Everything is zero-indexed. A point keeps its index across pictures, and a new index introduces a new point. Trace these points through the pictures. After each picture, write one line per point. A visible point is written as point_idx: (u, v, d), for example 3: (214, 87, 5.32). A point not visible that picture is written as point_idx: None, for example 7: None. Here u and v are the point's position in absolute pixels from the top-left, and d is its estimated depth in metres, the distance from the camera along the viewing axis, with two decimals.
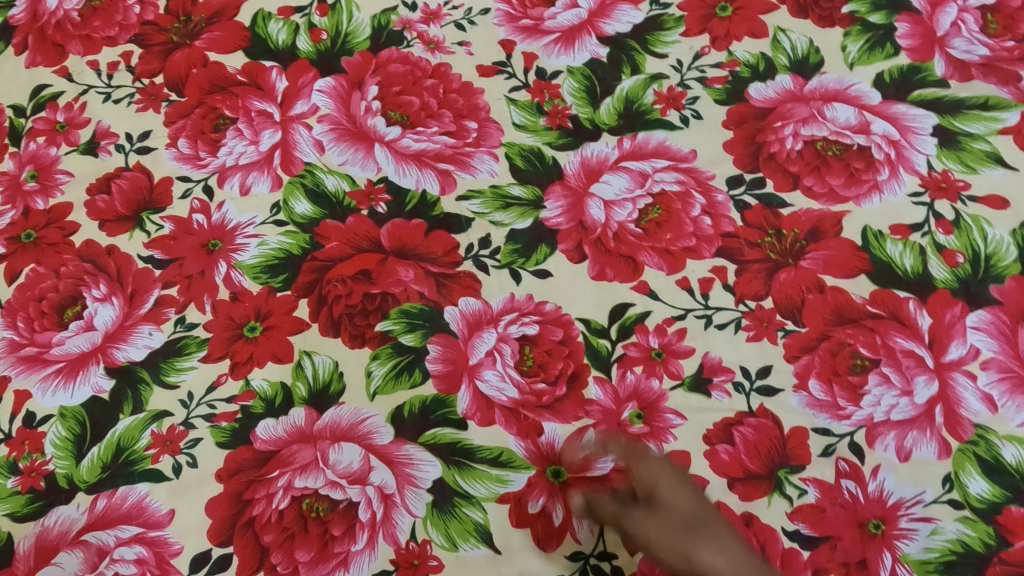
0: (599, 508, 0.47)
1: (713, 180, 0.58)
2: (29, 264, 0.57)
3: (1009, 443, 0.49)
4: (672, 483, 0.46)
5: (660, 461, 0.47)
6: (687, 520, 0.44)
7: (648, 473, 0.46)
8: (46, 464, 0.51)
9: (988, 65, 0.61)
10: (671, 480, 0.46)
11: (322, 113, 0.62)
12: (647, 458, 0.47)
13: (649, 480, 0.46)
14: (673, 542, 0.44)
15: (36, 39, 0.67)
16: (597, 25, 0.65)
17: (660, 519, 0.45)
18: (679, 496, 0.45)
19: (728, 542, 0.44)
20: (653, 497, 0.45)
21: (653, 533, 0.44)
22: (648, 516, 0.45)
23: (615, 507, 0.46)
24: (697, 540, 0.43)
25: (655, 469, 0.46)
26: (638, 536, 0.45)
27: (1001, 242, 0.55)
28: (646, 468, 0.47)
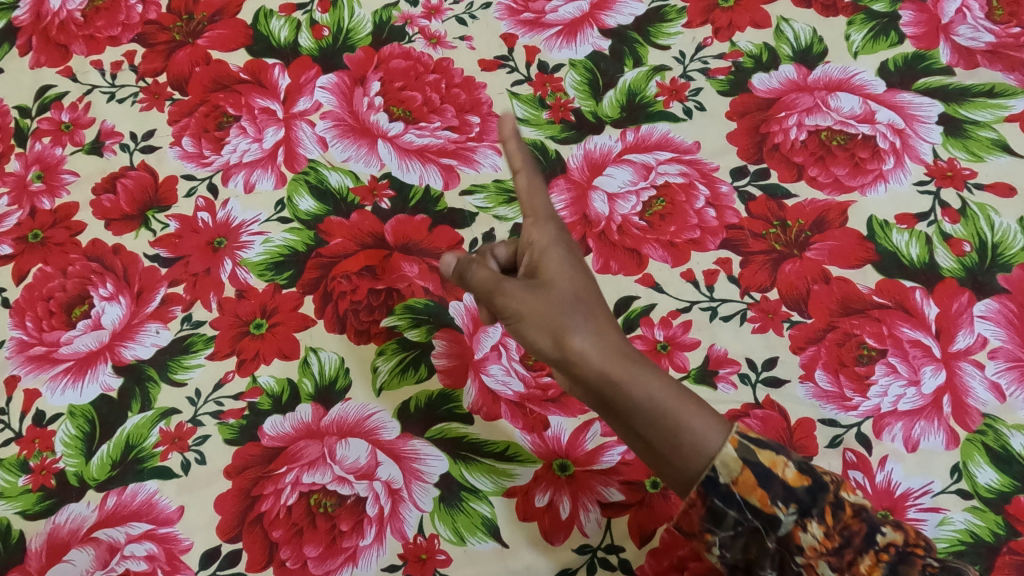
0: (476, 277, 0.42)
1: (717, 171, 0.58)
2: (37, 264, 0.58)
3: (1017, 433, 0.48)
4: (560, 256, 0.39)
5: (556, 228, 0.41)
6: (568, 299, 0.38)
7: (536, 246, 0.40)
8: (56, 462, 0.51)
9: (994, 53, 0.61)
10: (561, 252, 0.40)
11: (325, 109, 0.62)
12: (541, 191, 0.41)
13: (537, 251, 0.40)
14: (546, 318, 0.37)
15: (40, 40, 0.67)
16: (598, 17, 0.65)
17: (541, 298, 0.38)
18: (567, 271, 0.39)
19: (610, 333, 0.37)
20: (536, 273, 0.40)
21: (527, 306, 0.38)
22: (526, 289, 0.39)
23: (491, 277, 0.41)
24: (570, 314, 0.37)
25: (541, 195, 0.41)
26: (511, 311, 0.39)
27: (1008, 231, 0.54)
28: (536, 215, 0.41)
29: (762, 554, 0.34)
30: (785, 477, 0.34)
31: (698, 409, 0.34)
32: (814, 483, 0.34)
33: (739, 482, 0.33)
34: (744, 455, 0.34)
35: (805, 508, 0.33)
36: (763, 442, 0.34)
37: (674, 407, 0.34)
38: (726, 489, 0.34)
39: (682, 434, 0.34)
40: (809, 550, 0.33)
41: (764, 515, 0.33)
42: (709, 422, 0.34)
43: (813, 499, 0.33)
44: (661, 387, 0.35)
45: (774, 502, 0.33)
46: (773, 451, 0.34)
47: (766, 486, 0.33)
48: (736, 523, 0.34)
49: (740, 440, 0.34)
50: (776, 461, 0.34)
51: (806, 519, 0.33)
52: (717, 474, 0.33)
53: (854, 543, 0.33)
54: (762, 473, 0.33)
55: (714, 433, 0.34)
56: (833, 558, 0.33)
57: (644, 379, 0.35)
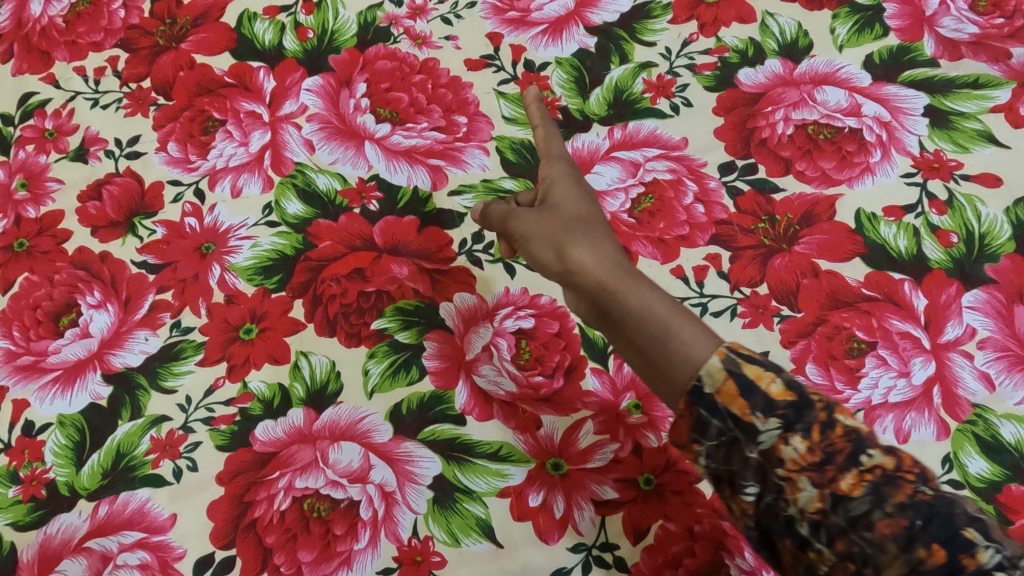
0: (495, 212, 0.51)
1: (705, 167, 0.58)
2: (23, 273, 0.57)
3: (1007, 422, 0.49)
4: (568, 186, 0.47)
5: (566, 165, 0.49)
6: (569, 220, 0.43)
7: (546, 179, 0.48)
8: (46, 472, 0.51)
9: (978, 44, 0.61)
10: (570, 188, 0.47)
11: (311, 112, 0.62)
12: (556, 145, 0.51)
13: (549, 182, 0.48)
14: (550, 234, 0.43)
15: (21, 47, 0.66)
16: (584, 15, 0.64)
17: (546, 218, 0.44)
18: (570, 200, 0.45)
19: (610, 247, 0.40)
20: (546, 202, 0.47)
21: (534, 225, 0.44)
22: (536, 214, 0.45)
23: (510, 209, 0.49)
24: (571, 231, 0.42)
25: (555, 141, 0.51)
26: (521, 233, 0.45)
27: (995, 221, 0.54)
28: (550, 155, 0.50)
29: (744, 466, 0.31)
30: (768, 391, 0.30)
31: (692, 323, 0.33)
32: (800, 400, 0.30)
33: (722, 392, 0.31)
34: (728, 365, 0.31)
35: (789, 422, 0.30)
36: (753, 355, 0.31)
37: (664, 314, 0.34)
38: (710, 399, 0.31)
39: (671, 339, 0.33)
40: (789, 465, 0.30)
41: (744, 424, 0.30)
42: (701, 335, 0.33)
43: (799, 415, 0.30)
44: (654, 298, 0.35)
45: (754, 412, 0.30)
46: (760, 365, 0.31)
47: (747, 396, 0.30)
48: (718, 434, 0.31)
49: (726, 352, 0.31)
50: (761, 375, 0.31)
51: (789, 433, 0.30)
52: (702, 383, 0.31)
53: (838, 462, 0.29)
54: (744, 383, 0.31)
55: (702, 343, 0.32)
56: (815, 474, 0.29)
57: (637, 290, 0.35)
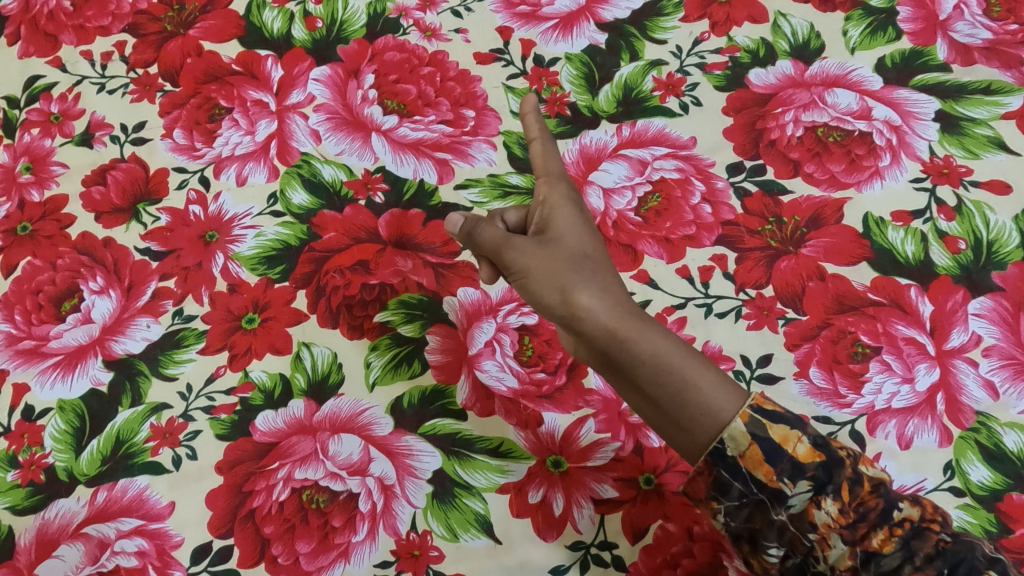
0: (483, 235, 0.44)
1: (713, 167, 0.58)
2: (26, 257, 0.57)
3: (1010, 430, 0.48)
4: (568, 221, 0.43)
5: (567, 190, 0.45)
6: (572, 256, 0.40)
7: (546, 202, 0.44)
8: (45, 457, 0.51)
9: (991, 49, 0.60)
10: (569, 215, 0.43)
11: (319, 102, 0.61)
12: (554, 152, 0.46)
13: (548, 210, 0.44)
14: (552, 273, 0.40)
15: (29, 29, 0.66)
16: (595, 10, 0.64)
17: (549, 251, 0.41)
18: (575, 232, 0.42)
19: (615, 289, 0.39)
20: (546, 229, 0.43)
21: (534, 259, 0.41)
22: (535, 244, 0.42)
23: (498, 235, 0.43)
24: (576, 265, 0.40)
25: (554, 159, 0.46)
26: (517, 262, 0.42)
27: (1004, 228, 0.54)
28: (549, 175, 0.45)
29: (768, 526, 0.34)
30: (795, 454, 0.33)
31: (709, 374, 0.35)
32: (828, 460, 0.33)
33: (746, 456, 0.33)
34: (754, 430, 0.33)
35: (820, 485, 0.33)
36: (777, 416, 0.34)
37: (684, 366, 0.35)
38: (733, 461, 0.34)
39: (689, 391, 0.35)
40: (822, 527, 0.32)
41: (770, 490, 0.33)
42: (726, 392, 0.35)
43: (828, 476, 0.33)
44: (669, 344, 0.36)
45: (781, 478, 0.33)
46: (786, 427, 0.33)
47: (774, 462, 0.33)
48: (740, 495, 0.34)
49: (751, 415, 0.33)
50: (788, 437, 0.33)
51: (820, 496, 0.33)
52: (725, 446, 0.34)
53: (870, 518, 0.32)
54: (772, 448, 0.33)
55: (729, 401, 0.34)
56: (847, 533, 0.32)
57: (651, 336, 0.36)
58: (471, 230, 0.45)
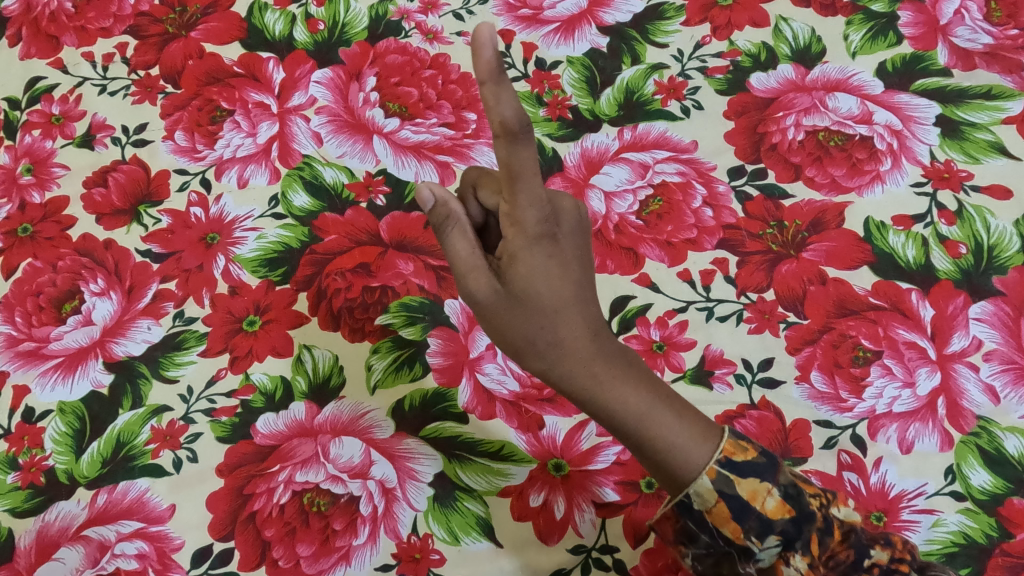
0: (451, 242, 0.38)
1: (715, 171, 0.58)
2: (27, 258, 0.57)
3: (1011, 435, 0.48)
4: (535, 258, 0.35)
5: (538, 216, 0.34)
6: (536, 313, 0.35)
7: (510, 244, 0.35)
8: (45, 459, 0.51)
9: (992, 54, 0.60)
10: (538, 255, 0.35)
11: (320, 104, 0.61)
12: (525, 159, 0.31)
13: (510, 249, 0.35)
14: (511, 327, 0.36)
15: (30, 31, 0.66)
16: (596, 14, 0.64)
17: (513, 307, 0.36)
18: (541, 283, 0.35)
19: (578, 339, 0.36)
20: (507, 276, 0.36)
21: (496, 318, 0.36)
22: (497, 292, 0.36)
23: (467, 249, 0.37)
24: (540, 320, 0.36)
25: (525, 152, 0.30)
26: (474, 302, 0.37)
27: (1005, 233, 0.54)
28: (514, 197, 0.33)
29: (733, 573, 0.36)
30: (764, 510, 0.34)
31: (679, 425, 0.35)
32: (797, 515, 0.34)
33: (713, 513, 0.34)
34: (721, 487, 0.34)
35: (789, 540, 0.34)
36: (747, 469, 0.34)
37: (650, 425, 0.35)
38: (700, 515, 0.35)
39: (659, 449, 0.35)
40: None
41: (736, 545, 0.35)
42: (697, 444, 0.35)
43: (797, 531, 0.34)
44: (632, 400, 0.35)
45: (748, 535, 0.34)
46: (755, 483, 0.34)
47: (741, 520, 0.34)
48: (706, 546, 0.36)
49: (719, 472, 0.34)
50: (757, 494, 0.34)
51: (788, 552, 0.34)
52: (693, 503, 0.34)
53: (840, 567, 0.35)
54: (739, 506, 0.34)
55: (701, 451, 0.34)
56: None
57: (616, 396, 0.35)
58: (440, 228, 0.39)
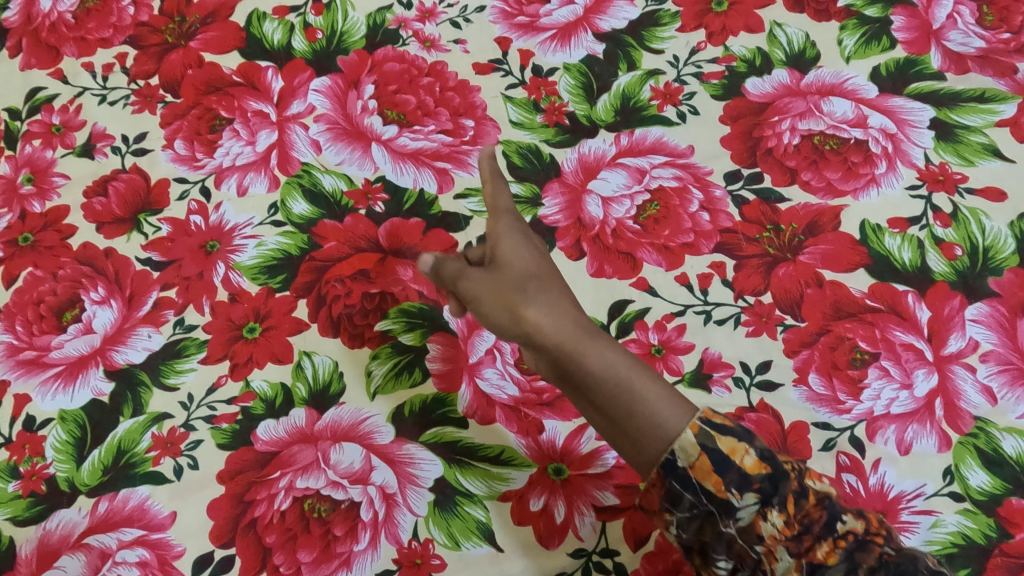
0: (445, 265, 0.45)
1: (711, 175, 0.58)
2: (27, 268, 0.57)
3: (1008, 435, 0.49)
4: (518, 241, 0.43)
5: (515, 219, 0.44)
6: (520, 277, 0.41)
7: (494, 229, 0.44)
8: (46, 467, 0.51)
9: (985, 58, 0.61)
10: (519, 240, 0.43)
11: (319, 113, 0.62)
12: (502, 182, 0.45)
13: (495, 235, 0.44)
14: (500, 294, 0.40)
15: (30, 42, 0.66)
16: (592, 21, 0.65)
17: (499, 275, 0.41)
18: (523, 256, 0.42)
19: (564, 306, 0.39)
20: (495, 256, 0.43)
21: (485, 285, 0.41)
22: (485, 271, 0.42)
23: (457, 266, 0.44)
24: (524, 288, 0.40)
25: (502, 189, 0.45)
26: (468, 292, 0.43)
27: (1000, 235, 0.55)
28: (496, 208, 0.44)
29: (717, 538, 0.34)
30: (743, 466, 0.33)
31: (660, 387, 0.35)
32: (774, 472, 0.33)
33: (696, 467, 0.33)
34: (703, 441, 0.33)
35: (766, 498, 0.33)
36: (726, 427, 0.34)
37: (630, 379, 0.35)
38: (683, 472, 0.33)
39: (637, 403, 0.35)
40: (768, 539, 0.33)
41: (718, 500, 0.33)
42: (676, 404, 0.34)
43: (774, 488, 0.33)
44: (614, 355, 0.36)
45: (729, 489, 0.33)
46: (734, 439, 0.33)
47: (722, 473, 0.33)
48: (691, 507, 0.34)
49: (701, 426, 0.33)
50: (736, 449, 0.33)
51: (766, 509, 0.33)
52: (675, 457, 0.33)
53: (814, 530, 0.33)
54: (720, 460, 0.33)
55: (680, 414, 0.34)
56: (793, 545, 0.33)
57: (597, 350, 0.36)
58: (438, 267, 0.45)
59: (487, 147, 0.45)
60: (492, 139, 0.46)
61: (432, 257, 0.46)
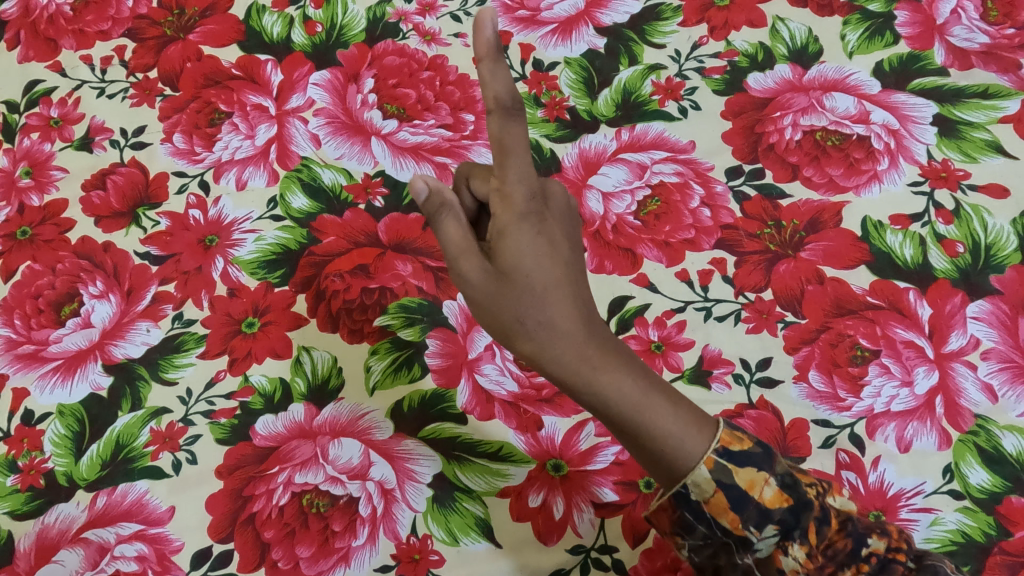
0: (444, 229, 0.38)
1: (712, 171, 0.58)
2: (26, 261, 0.57)
3: (1009, 434, 0.49)
4: (523, 234, 0.35)
5: (526, 192, 0.35)
6: (526, 287, 0.35)
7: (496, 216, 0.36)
8: (44, 462, 0.51)
9: (988, 53, 0.61)
10: (527, 231, 0.35)
11: (318, 107, 0.61)
12: (516, 136, 0.33)
13: (498, 225, 0.35)
14: (499, 312, 0.36)
15: (28, 34, 0.66)
16: (594, 15, 0.64)
17: (501, 280, 0.36)
18: (530, 259, 0.35)
19: (568, 324, 0.35)
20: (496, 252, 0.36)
21: (485, 292, 0.36)
22: (484, 272, 0.36)
23: (457, 237, 0.37)
24: (527, 299, 0.35)
25: (516, 152, 0.33)
26: (465, 288, 0.37)
27: (1002, 232, 0.54)
28: (502, 177, 0.35)
29: (732, 566, 0.34)
30: (762, 500, 0.33)
31: (673, 415, 0.34)
32: (795, 503, 0.34)
33: (711, 503, 0.33)
34: (719, 476, 0.33)
35: (787, 530, 0.33)
36: (743, 458, 0.34)
37: (641, 411, 0.34)
38: (698, 506, 0.33)
39: (648, 440, 0.34)
40: (789, 573, 0.33)
41: (735, 536, 0.33)
42: (691, 435, 0.33)
43: (795, 520, 0.33)
44: (624, 388, 0.34)
45: (747, 525, 0.33)
46: (752, 472, 0.34)
47: (739, 510, 0.33)
48: (704, 537, 0.34)
49: (716, 461, 0.33)
50: (754, 482, 0.33)
51: (786, 542, 0.33)
52: (688, 493, 0.33)
53: (838, 558, 0.34)
54: (737, 496, 0.33)
55: (695, 444, 0.33)
56: (815, 573, 0.34)
57: (607, 384, 0.34)
58: (434, 217, 0.38)
59: (488, 10, 0.31)
60: (496, 42, 0.32)
61: (426, 186, 0.39)
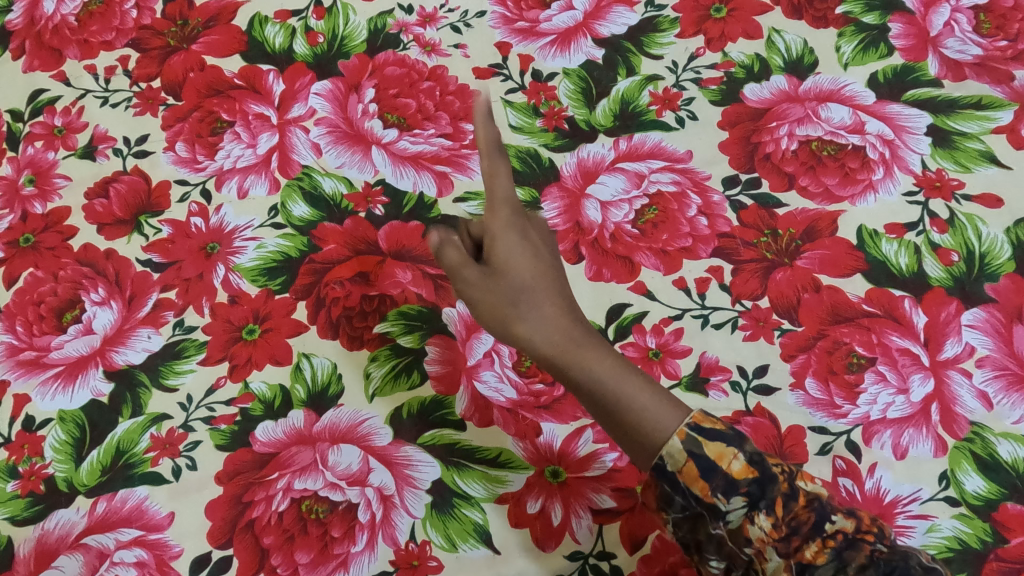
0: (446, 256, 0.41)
1: (709, 180, 0.59)
2: (28, 268, 0.58)
3: (1004, 441, 0.49)
4: (509, 238, 0.39)
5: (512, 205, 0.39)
6: (513, 287, 0.39)
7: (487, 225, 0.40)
8: (45, 468, 0.51)
9: (981, 65, 0.61)
10: (514, 238, 0.39)
11: (320, 116, 0.62)
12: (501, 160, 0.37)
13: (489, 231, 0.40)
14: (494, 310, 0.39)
15: (33, 44, 0.67)
16: (592, 27, 0.65)
17: (495, 286, 0.39)
18: (517, 257, 0.39)
19: (556, 314, 0.38)
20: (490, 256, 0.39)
21: (479, 294, 0.40)
22: (480, 274, 0.39)
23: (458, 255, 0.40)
24: (518, 296, 0.39)
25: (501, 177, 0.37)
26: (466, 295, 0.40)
27: (996, 241, 0.55)
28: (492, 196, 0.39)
29: (708, 538, 0.34)
30: (730, 471, 0.33)
31: (648, 392, 0.35)
32: (761, 476, 0.33)
33: (684, 472, 0.33)
34: (690, 447, 0.33)
35: (753, 500, 0.32)
36: (714, 433, 0.33)
37: (618, 389, 0.35)
38: (673, 476, 0.33)
39: (628, 415, 0.35)
40: (757, 541, 0.32)
41: (706, 504, 0.33)
42: (664, 411, 0.35)
43: (762, 491, 0.32)
44: (605, 367, 0.36)
45: (715, 493, 0.33)
46: (721, 444, 0.33)
47: (708, 478, 0.33)
48: (682, 509, 0.34)
49: (688, 433, 0.33)
50: (723, 454, 0.33)
51: (753, 512, 0.32)
52: (664, 462, 0.33)
53: (803, 532, 0.32)
54: (706, 465, 0.33)
55: (670, 417, 0.34)
56: (782, 545, 0.32)
57: (589, 364, 0.36)
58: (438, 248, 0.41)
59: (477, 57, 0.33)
60: (488, 112, 0.36)
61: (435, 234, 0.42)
